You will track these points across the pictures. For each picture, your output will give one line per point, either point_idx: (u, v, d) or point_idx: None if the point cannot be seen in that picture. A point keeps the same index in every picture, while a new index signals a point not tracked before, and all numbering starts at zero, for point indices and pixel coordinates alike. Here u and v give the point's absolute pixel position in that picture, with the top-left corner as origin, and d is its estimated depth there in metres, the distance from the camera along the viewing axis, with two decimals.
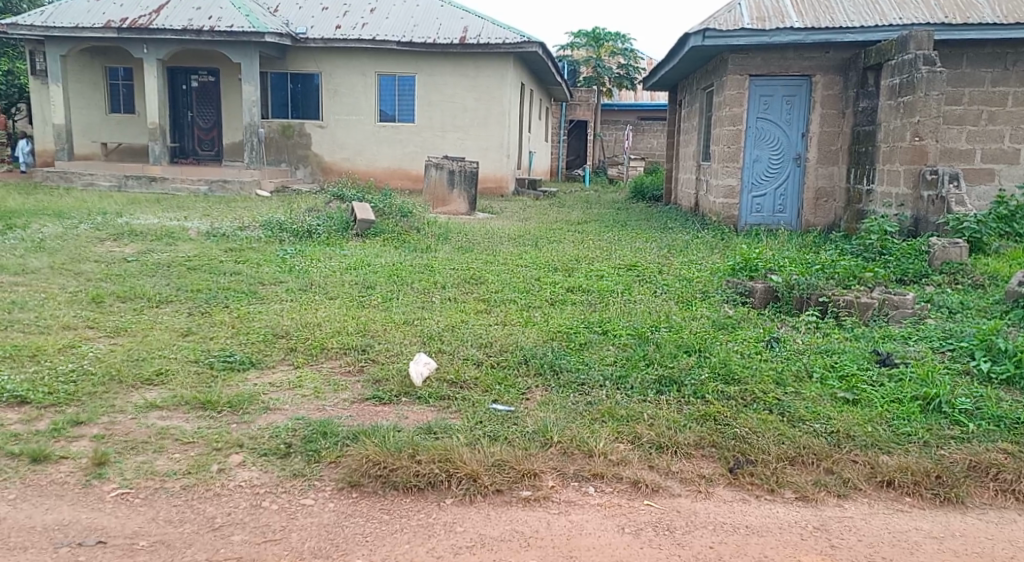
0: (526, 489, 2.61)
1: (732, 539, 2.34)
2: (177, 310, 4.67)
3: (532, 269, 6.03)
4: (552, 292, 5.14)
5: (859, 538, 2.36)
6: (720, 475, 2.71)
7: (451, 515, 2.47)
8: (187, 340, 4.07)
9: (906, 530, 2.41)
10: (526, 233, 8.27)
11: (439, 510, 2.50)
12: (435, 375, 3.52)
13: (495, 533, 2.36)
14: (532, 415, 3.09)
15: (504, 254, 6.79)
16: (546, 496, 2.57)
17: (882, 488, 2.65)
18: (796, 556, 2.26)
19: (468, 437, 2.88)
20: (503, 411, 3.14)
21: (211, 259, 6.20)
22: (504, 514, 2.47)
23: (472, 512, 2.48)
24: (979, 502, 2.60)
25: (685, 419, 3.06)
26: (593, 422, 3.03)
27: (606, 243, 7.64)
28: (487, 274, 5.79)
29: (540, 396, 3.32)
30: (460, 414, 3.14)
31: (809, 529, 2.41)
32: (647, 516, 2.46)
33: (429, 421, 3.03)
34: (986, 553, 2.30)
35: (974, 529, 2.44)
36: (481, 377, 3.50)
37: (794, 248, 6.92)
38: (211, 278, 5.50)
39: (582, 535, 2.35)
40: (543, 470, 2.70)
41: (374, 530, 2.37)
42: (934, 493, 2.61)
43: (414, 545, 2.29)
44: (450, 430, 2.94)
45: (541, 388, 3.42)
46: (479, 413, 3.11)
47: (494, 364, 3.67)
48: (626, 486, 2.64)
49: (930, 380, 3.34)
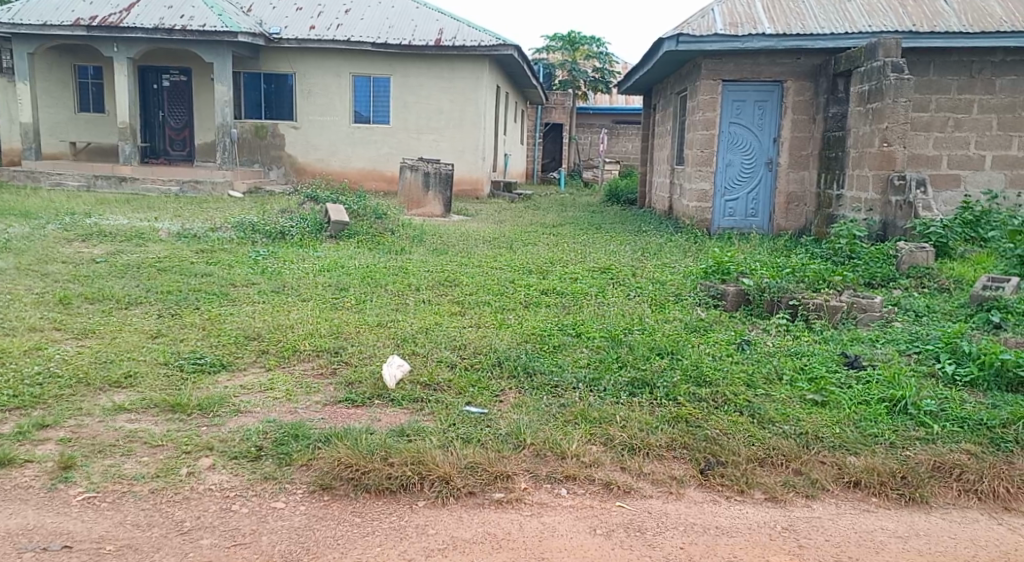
0: (499, 491, 2.61)
1: (702, 540, 2.36)
2: (148, 311, 4.62)
3: (507, 271, 6.06)
4: (527, 294, 5.16)
5: (826, 538, 2.40)
6: (691, 476, 2.74)
7: (423, 518, 2.46)
8: (157, 342, 4.02)
9: (871, 530, 2.46)
10: (500, 236, 8.29)
11: (411, 513, 2.49)
12: (407, 377, 3.51)
13: (467, 535, 2.36)
14: (506, 417, 3.10)
15: (479, 256, 6.79)
16: (518, 498, 2.58)
17: (849, 488, 2.70)
18: (764, 556, 2.29)
19: (441, 439, 2.89)
20: (477, 413, 3.15)
21: (182, 260, 6.13)
22: (476, 516, 2.47)
23: (444, 515, 2.48)
24: (943, 502, 2.65)
25: (657, 421, 3.08)
26: (566, 424, 3.05)
27: (580, 245, 7.68)
28: (462, 275, 5.80)
29: (513, 398, 3.33)
30: (433, 415, 3.14)
31: (778, 529, 2.45)
32: (620, 518, 2.48)
33: (402, 423, 3.02)
34: (948, 552, 2.35)
35: (937, 528, 2.48)
36: (455, 378, 3.50)
37: (764, 251, 7.03)
38: (182, 279, 5.45)
39: (555, 536, 2.36)
40: (516, 472, 2.71)
41: (345, 533, 2.36)
42: (899, 493, 2.66)
43: (386, 548, 2.28)
44: (423, 432, 2.94)
45: (515, 390, 3.42)
46: (452, 415, 3.11)
47: (468, 366, 3.68)
48: (598, 488, 2.66)
49: (895, 382, 3.42)
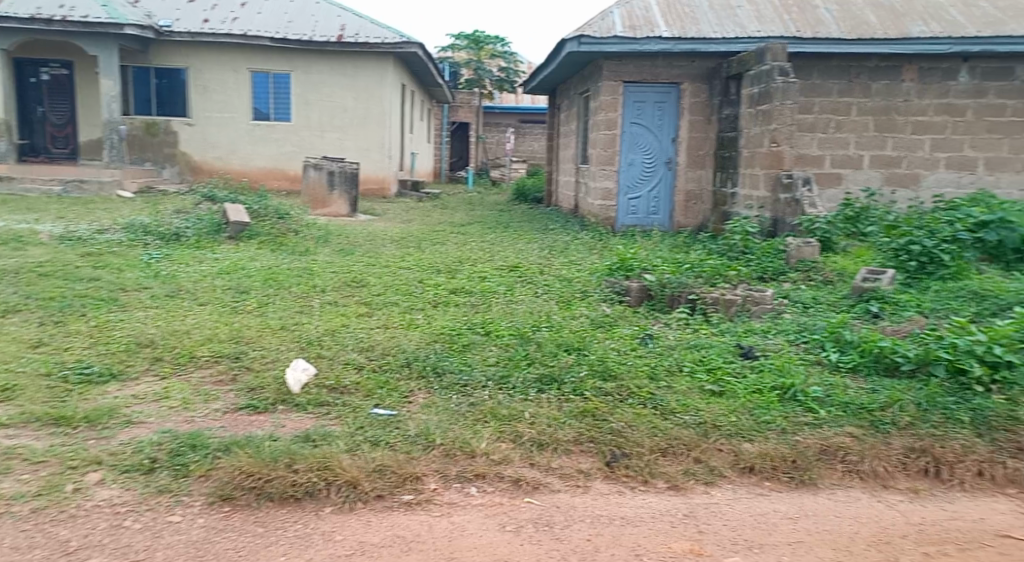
0: (408, 493, 2.59)
1: (608, 530, 2.42)
2: (27, 320, 4.31)
3: (415, 271, 6.00)
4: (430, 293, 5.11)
5: (723, 523, 2.50)
6: (597, 469, 2.80)
7: (330, 524, 2.41)
8: (37, 353, 3.76)
9: (765, 512, 2.58)
10: (408, 236, 8.20)
11: (317, 519, 2.43)
12: (313, 381, 3.42)
13: (376, 539, 2.33)
14: (414, 418, 3.08)
15: (386, 257, 6.70)
16: (428, 499, 2.56)
17: (744, 473, 2.83)
18: (667, 544, 2.36)
19: (348, 443, 2.83)
20: (385, 415, 3.11)
21: (65, 265, 5.75)
22: (385, 520, 2.44)
23: (352, 520, 2.44)
24: (829, 482, 2.81)
25: (565, 416, 3.14)
26: (476, 423, 3.06)
27: (488, 244, 7.70)
28: (369, 276, 5.70)
29: (423, 399, 3.31)
30: (339, 419, 3.07)
31: (679, 517, 2.53)
32: (528, 513, 2.51)
33: (307, 428, 2.95)
34: (835, 530, 2.49)
35: (824, 508, 2.64)
36: (362, 381, 3.44)
37: (665, 248, 7.26)
38: (66, 285, 5.11)
39: (464, 535, 2.36)
40: (425, 473, 2.70)
41: (248, 544, 2.28)
42: (790, 476, 2.81)
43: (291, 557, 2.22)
44: (329, 437, 2.87)
45: (425, 391, 3.40)
46: (359, 418, 3.06)
47: (376, 368, 3.62)
48: (507, 485, 2.68)
49: (786, 370, 3.60)
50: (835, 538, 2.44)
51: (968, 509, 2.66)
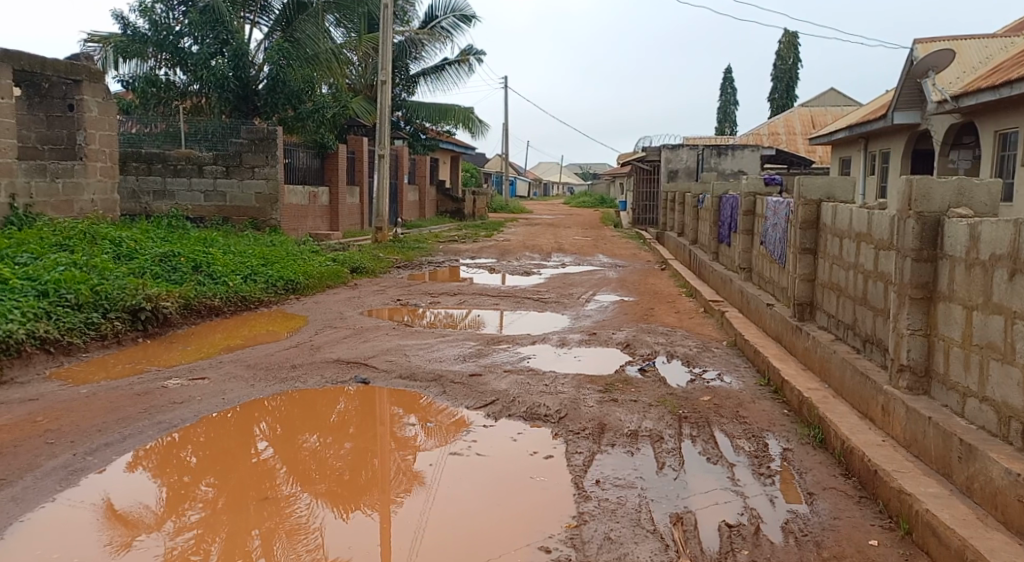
0: (129, 507, 4.07)
1: (260, 497, 4.20)
2: None
3: (75, 301, 6.97)
4: (32, 325, 6.27)
5: (324, 482, 4.44)
6: (252, 472, 4.56)
7: (67, 527, 3.84)
8: None
9: (349, 474, 4.57)
10: (72, 245, 8.87)
11: (55, 526, 3.83)
12: (27, 460, 4.55)
13: (97, 532, 3.79)
14: (119, 469, 4.53)
15: (44, 269, 7.50)
16: (146, 511, 4.04)
17: (348, 462, 4.77)
18: (293, 501, 4.17)
19: (69, 492, 4.21)
20: (97, 472, 4.46)
21: None
22: (108, 520, 3.92)
23: (85, 521, 3.90)
24: (401, 454, 4.91)
25: (233, 454, 4.80)
26: (166, 464, 4.63)
27: (160, 267, 8.78)
28: (35, 307, 6.54)
29: (131, 453, 4.75)
30: (57, 476, 4.38)
31: (303, 485, 4.38)
32: (204, 502, 4.15)
33: (24, 491, 4.17)
34: (394, 477, 4.56)
35: (401, 468, 4.69)
36: (73, 451, 4.71)
37: (325, 314, 9.01)
38: None
39: (164, 518, 3.95)
40: (145, 496, 4.20)
41: (11, 544, 3.65)
42: (380, 460, 4.80)
43: (41, 548, 3.62)
44: (56, 493, 4.18)
45: (136, 447, 4.83)
46: (71, 476, 4.40)
47: (87, 439, 4.90)
48: (195, 492, 4.27)
49: (267, 366, 6.66)
50: (390, 481, 4.50)
51: (374, 434, 5.24)
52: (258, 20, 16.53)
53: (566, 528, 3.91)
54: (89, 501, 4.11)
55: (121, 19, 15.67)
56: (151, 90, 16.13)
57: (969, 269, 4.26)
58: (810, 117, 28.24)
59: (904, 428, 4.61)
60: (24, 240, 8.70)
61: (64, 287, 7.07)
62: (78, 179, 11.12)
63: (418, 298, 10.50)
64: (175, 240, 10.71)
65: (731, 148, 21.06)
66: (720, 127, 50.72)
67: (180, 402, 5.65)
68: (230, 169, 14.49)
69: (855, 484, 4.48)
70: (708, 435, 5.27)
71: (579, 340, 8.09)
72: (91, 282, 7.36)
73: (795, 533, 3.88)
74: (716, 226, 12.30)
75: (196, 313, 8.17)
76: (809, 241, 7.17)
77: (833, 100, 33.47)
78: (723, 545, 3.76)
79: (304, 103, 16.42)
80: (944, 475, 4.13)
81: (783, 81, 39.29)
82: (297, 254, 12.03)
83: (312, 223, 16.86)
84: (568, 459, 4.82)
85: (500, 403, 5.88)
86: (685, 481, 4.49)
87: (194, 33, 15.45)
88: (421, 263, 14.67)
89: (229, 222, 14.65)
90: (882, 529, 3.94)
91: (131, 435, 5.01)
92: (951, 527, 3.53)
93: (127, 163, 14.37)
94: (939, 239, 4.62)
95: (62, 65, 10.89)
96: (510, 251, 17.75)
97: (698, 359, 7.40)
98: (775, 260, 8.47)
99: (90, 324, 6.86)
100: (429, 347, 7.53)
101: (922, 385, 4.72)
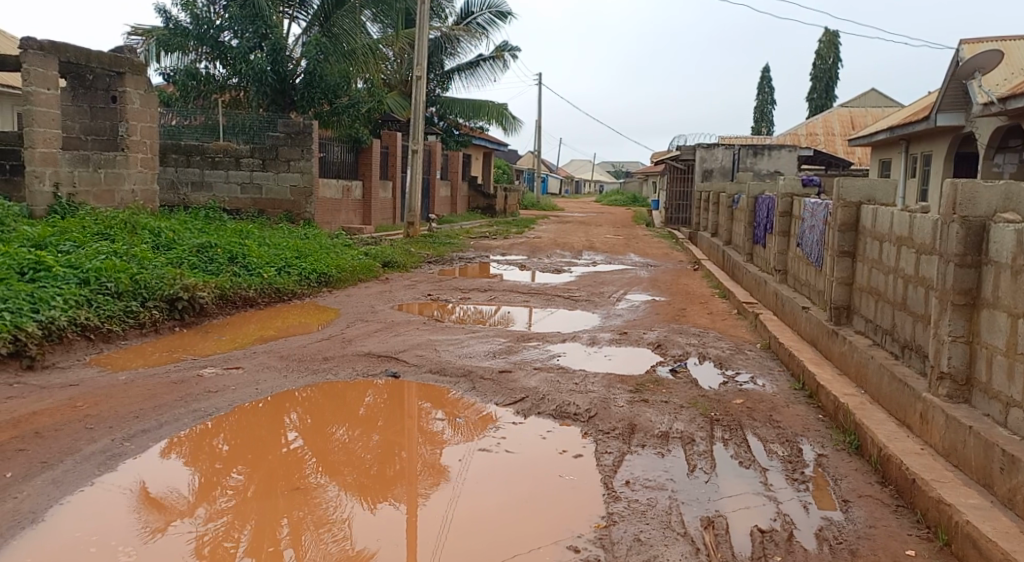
0: (162, 492, 4.14)
1: (290, 487, 4.24)
2: None
3: (115, 289, 7.11)
4: (73, 312, 6.41)
5: (353, 474, 4.47)
6: (281, 461, 4.60)
7: (104, 509, 3.91)
8: None
9: (376, 466, 4.59)
10: (113, 234, 9.05)
11: (92, 509, 3.91)
12: (67, 444, 4.65)
13: (132, 516, 3.86)
14: (155, 455, 4.61)
15: (86, 257, 7.65)
16: (179, 496, 4.10)
17: (376, 455, 4.79)
18: (321, 491, 4.20)
19: (106, 476, 4.29)
20: (133, 457, 4.55)
21: None
22: (143, 504, 3.99)
23: (120, 505, 3.97)
24: (428, 448, 4.92)
25: (263, 444, 4.85)
26: (198, 452, 4.69)
27: (196, 257, 8.91)
28: (77, 295, 6.68)
29: (166, 439, 4.83)
30: (95, 460, 4.47)
31: (331, 477, 4.41)
32: (235, 489, 4.20)
33: (63, 474, 4.26)
34: (422, 470, 4.58)
35: (429, 462, 4.70)
36: (111, 437, 4.80)
37: (357, 307, 9.07)
38: None
39: (195, 505, 4.01)
40: (178, 482, 4.26)
41: (50, 525, 3.73)
42: (409, 454, 4.82)
43: (78, 530, 3.69)
44: (93, 477, 4.26)
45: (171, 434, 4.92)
46: (109, 460, 4.49)
47: (125, 424, 4.99)
48: (225, 479, 4.33)
49: (299, 357, 6.72)
50: (418, 474, 4.51)
51: (401, 428, 5.26)
52: (296, 15, 16.69)
53: (595, 528, 3.89)
54: (125, 486, 4.19)
55: (163, 13, 15.94)
56: (191, 83, 16.38)
57: (1015, 276, 4.14)
58: (850, 118, 27.73)
59: (944, 437, 4.50)
60: (67, 228, 8.90)
61: (105, 275, 7.21)
62: (119, 169, 11.34)
63: (448, 294, 10.53)
64: (212, 231, 10.89)
65: (767, 148, 20.76)
66: (757, 127, 50.03)
67: (215, 391, 5.73)
68: (267, 162, 14.68)
69: (891, 492, 4.38)
70: (740, 439, 5.20)
71: (609, 340, 8.03)
72: (130, 271, 7.50)
73: (829, 540, 3.81)
74: (751, 227, 12.12)
75: (231, 304, 8.29)
76: (847, 244, 7.02)
77: (875, 100, 32.82)
78: (755, 550, 3.71)
79: (339, 98, 16.67)
80: (984, 486, 4.02)
81: (823, 81, 38.61)
82: (330, 247, 12.14)
83: (345, 216, 17.01)
84: (597, 459, 4.79)
85: (530, 400, 5.86)
86: (717, 485, 4.44)
87: (234, 27, 15.68)
88: (452, 259, 14.71)
89: (264, 215, 14.84)
90: (920, 539, 3.84)
91: (167, 422, 5.09)
92: (992, 539, 3.43)
93: (167, 155, 14.57)
94: (984, 245, 4.50)
95: (107, 57, 11.11)
96: (541, 249, 17.73)
97: (731, 361, 7.31)
98: (811, 262, 8.32)
99: (129, 313, 6.99)
100: (459, 343, 7.54)
101: (962, 393, 4.60)
